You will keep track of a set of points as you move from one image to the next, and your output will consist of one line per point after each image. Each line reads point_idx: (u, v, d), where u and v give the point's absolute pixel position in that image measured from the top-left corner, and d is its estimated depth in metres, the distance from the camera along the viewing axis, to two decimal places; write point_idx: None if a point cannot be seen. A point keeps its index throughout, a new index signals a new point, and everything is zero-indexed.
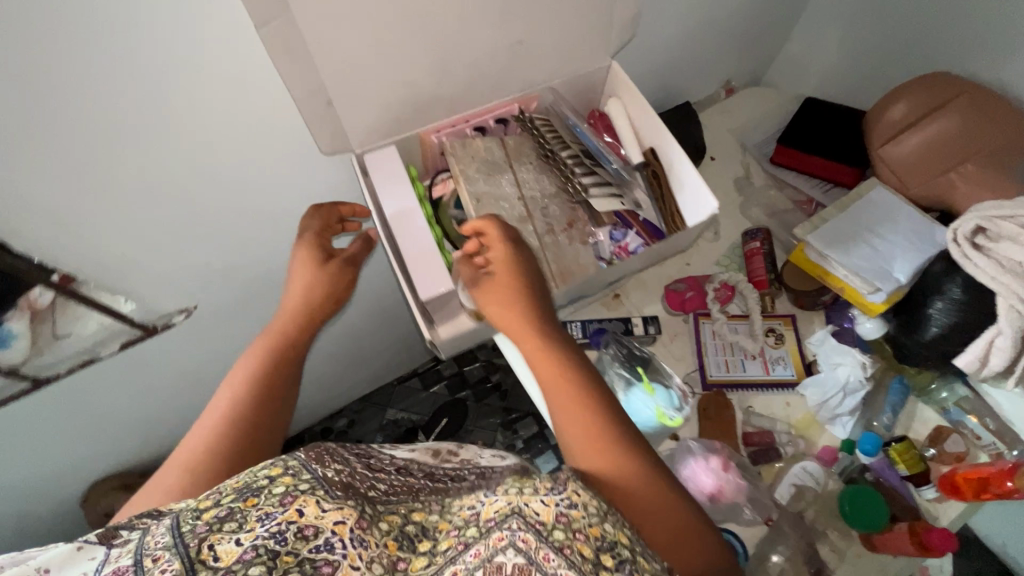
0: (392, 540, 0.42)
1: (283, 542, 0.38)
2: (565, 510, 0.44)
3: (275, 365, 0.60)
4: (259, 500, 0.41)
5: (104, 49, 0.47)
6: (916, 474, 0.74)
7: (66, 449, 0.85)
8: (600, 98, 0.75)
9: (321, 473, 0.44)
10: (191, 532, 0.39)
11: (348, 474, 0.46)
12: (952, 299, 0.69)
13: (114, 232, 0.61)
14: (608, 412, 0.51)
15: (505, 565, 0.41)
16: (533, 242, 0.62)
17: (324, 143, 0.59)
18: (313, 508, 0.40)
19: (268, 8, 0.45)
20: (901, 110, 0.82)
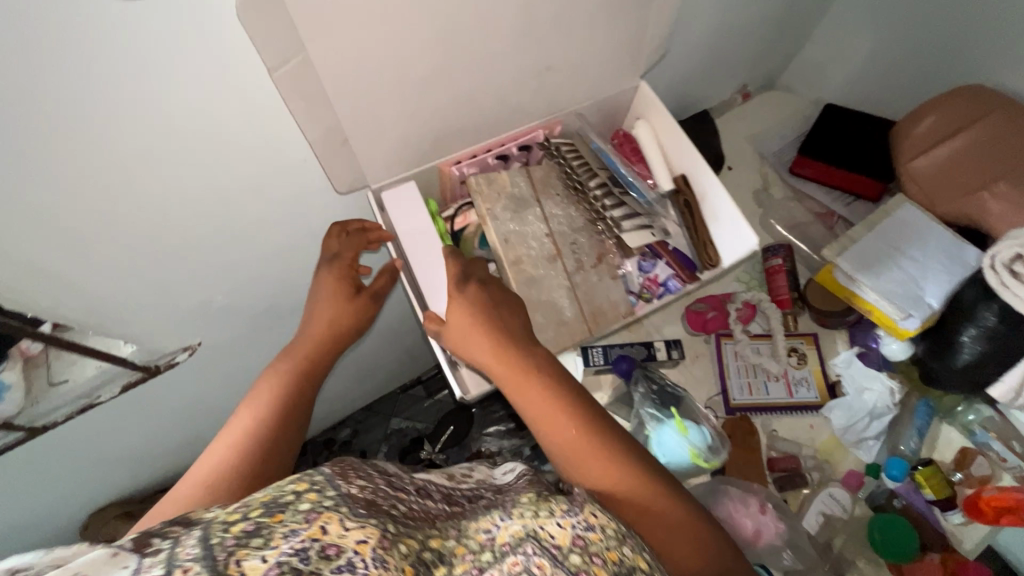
0: (410, 565, 0.33)
1: (306, 563, 0.30)
2: (582, 533, 0.37)
3: (300, 391, 0.52)
4: (284, 515, 0.32)
5: (103, 101, 0.42)
6: (944, 499, 0.74)
7: (63, 489, 0.80)
8: (625, 118, 0.71)
9: (346, 489, 0.36)
10: (218, 544, 0.30)
11: (370, 492, 0.39)
12: (986, 326, 0.68)
13: (112, 279, 0.56)
14: (591, 420, 0.47)
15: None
16: (564, 283, 0.60)
17: (341, 182, 0.59)
18: (338, 526, 0.32)
19: (282, 52, 0.43)
20: (929, 123, 0.80)
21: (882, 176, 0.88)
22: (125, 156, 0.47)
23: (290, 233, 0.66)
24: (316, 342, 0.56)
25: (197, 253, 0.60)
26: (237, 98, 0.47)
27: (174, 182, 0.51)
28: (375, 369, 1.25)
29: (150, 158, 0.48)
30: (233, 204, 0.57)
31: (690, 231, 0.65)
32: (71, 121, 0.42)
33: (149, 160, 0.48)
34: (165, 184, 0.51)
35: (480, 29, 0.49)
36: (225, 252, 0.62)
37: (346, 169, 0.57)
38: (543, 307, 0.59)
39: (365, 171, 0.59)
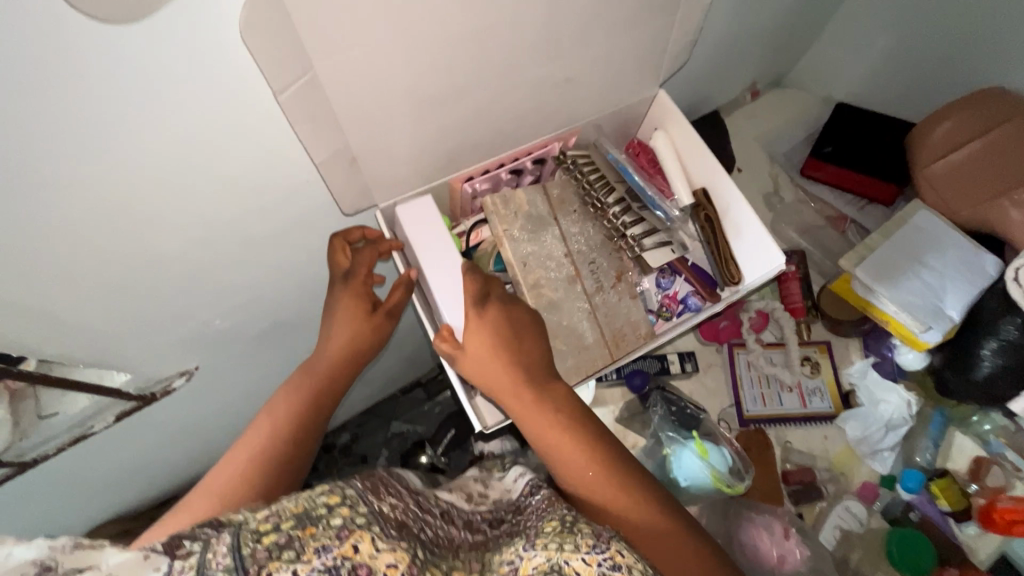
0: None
1: None
2: (609, 573, 0.36)
3: (311, 412, 0.53)
4: (316, 530, 0.37)
5: (93, 132, 0.38)
6: (959, 510, 0.73)
7: (55, 516, 0.77)
8: (641, 127, 0.68)
9: (377, 506, 0.41)
10: (251, 557, 0.35)
11: (401, 511, 0.44)
12: (1007, 340, 0.66)
13: (104, 310, 0.53)
14: (617, 459, 0.45)
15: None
16: (583, 307, 0.58)
17: (346, 203, 0.56)
18: (368, 545, 0.37)
19: (286, 73, 0.40)
20: (946, 129, 0.78)
21: (896, 180, 0.86)
22: (118, 187, 0.43)
23: (291, 252, 0.62)
24: (331, 360, 0.55)
25: (194, 278, 0.57)
26: (244, 124, 0.44)
27: (169, 210, 0.48)
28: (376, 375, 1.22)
29: (145, 188, 0.44)
30: (232, 228, 0.54)
31: (710, 247, 0.62)
32: (59, 154, 0.38)
33: (143, 190, 0.45)
34: (159, 211, 0.47)
35: (497, 43, 0.46)
36: (224, 276, 0.59)
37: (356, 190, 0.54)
38: (563, 333, 0.56)
39: (371, 192, 0.56)
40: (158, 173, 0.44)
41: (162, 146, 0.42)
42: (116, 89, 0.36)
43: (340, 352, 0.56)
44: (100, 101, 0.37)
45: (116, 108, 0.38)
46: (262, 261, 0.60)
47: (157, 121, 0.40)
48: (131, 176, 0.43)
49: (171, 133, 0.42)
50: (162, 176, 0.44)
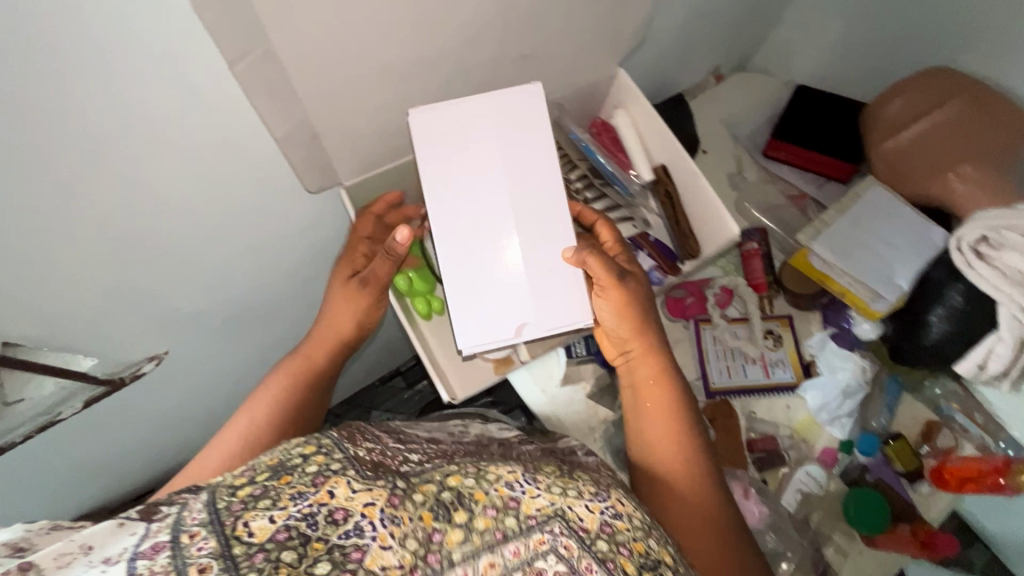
0: (427, 513, 0.44)
1: (314, 526, 0.40)
2: (610, 520, 0.48)
3: (300, 390, 0.62)
4: (292, 479, 0.43)
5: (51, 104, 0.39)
6: (911, 471, 0.77)
7: (23, 511, 0.75)
8: (603, 108, 0.69)
9: (352, 453, 0.48)
10: (227, 509, 0.40)
11: (376, 453, 0.52)
12: (953, 307, 0.70)
13: (68, 293, 0.52)
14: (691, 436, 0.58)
15: (546, 571, 0.44)
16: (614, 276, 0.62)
17: (312, 181, 0.56)
18: (344, 490, 0.43)
19: (243, 39, 0.40)
20: (898, 104, 0.82)
21: (852, 159, 0.90)
22: (79, 165, 0.43)
23: (257, 233, 0.62)
24: (323, 342, 0.64)
25: (157, 259, 0.56)
26: (208, 100, 0.44)
27: (130, 191, 0.48)
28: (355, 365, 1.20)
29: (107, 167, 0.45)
30: (197, 208, 0.54)
31: (670, 221, 0.64)
32: (21, 128, 0.39)
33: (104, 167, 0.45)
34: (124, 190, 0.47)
35: (454, 20, 0.47)
36: (191, 257, 0.59)
37: (318, 168, 0.55)
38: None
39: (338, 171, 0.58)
40: (118, 148, 0.44)
41: (123, 121, 0.42)
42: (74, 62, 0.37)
43: (329, 340, 0.63)
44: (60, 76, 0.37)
45: (75, 79, 0.38)
46: (231, 243, 0.61)
47: (118, 95, 0.41)
48: (101, 154, 0.44)
49: (130, 112, 0.42)
50: (125, 149, 0.44)
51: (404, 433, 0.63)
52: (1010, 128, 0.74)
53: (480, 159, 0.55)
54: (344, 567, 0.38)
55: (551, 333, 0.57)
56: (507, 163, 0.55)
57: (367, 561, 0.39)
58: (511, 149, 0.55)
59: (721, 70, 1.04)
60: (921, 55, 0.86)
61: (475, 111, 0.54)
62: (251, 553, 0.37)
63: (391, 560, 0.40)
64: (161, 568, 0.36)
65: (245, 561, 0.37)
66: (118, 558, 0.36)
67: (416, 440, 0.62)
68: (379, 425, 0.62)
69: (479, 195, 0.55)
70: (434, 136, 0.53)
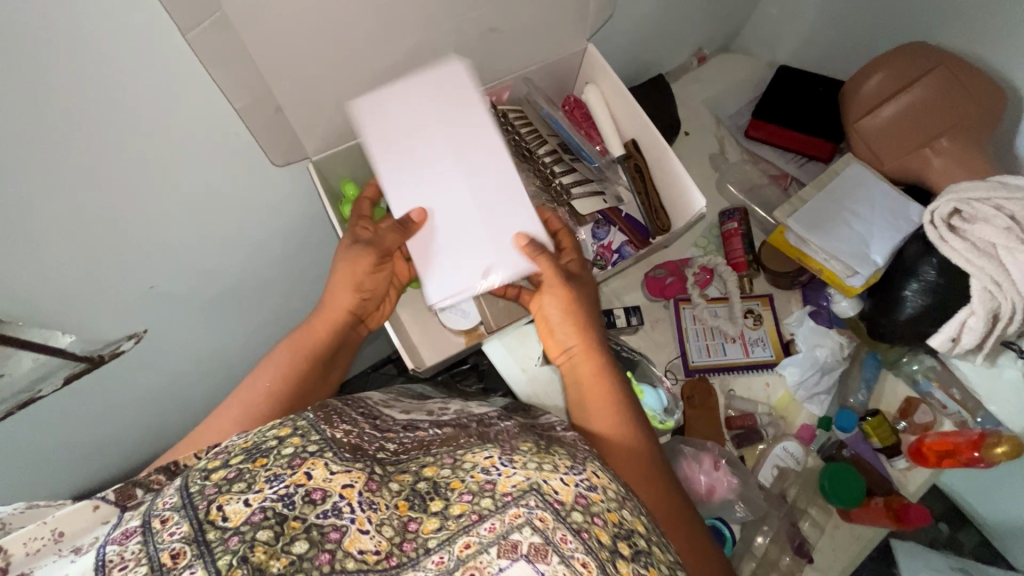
0: (402, 501, 0.43)
1: (290, 506, 0.39)
2: (584, 493, 0.46)
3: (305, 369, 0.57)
4: (267, 460, 0.42)
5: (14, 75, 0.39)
6: (889, 446, 0.77)
7: (11, 492, 0.76)
8: (575, 85, 0.70)
9: (329, 434, 0.46)
10: (200, 495, 0.39)
11: (355, 437, 0.49)
12: (928, 281, 0.70)
13: (42, 268, 0.53)
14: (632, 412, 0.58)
15: (522, 544, 0.41)
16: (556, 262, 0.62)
17: (276, 154, 0.56)
18: (322, 471, 0.42)
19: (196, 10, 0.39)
20: (876, 81, 0.81)
21: (833, 137, 0.90)
22: (45, 137, 0.44)
23: (231, 208, 0.62)
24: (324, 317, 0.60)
25: (131, 235, 0.57)
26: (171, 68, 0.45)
27: (100, 164, 0.48)
28: None
29: (75, 139, 0.45)
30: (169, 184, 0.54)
31: (641, 197, 0.65)
32: None
33: (71, 139, 0.45)
34: (93, 164, 0.48)
35: None
36: (165, 233, 0.59)
37: (279, 140, 0.54)
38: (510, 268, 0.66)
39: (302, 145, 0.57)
40: (84, 120, 0.45)
41: (84, 90, 0.42)
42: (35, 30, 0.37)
43: (339, 316, 0.60)
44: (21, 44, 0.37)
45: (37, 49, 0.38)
46: (204, 219, 0.61)
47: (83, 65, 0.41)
48: (68, 126, 0.44)
49: (95, 83, 0.43)
50: (92, 121, 0.45)
51: (378, 416, 0.57)
52: (987, 100, 0.74)
53: (426, 137, 0.56)
54: (322, 547, 0.38)
55: (516, 276, 0.57)
56: (455, 137, 0.56)
57: (345, 543, 0.38)
58: (456, 125, 0.56)
59: (703, 51, 1.04)
60: (900, 32, 0.86)
61: (410, 93, 0.55)
62: (226, 537, 0.37)
63: (368, 544, 0.39)
64: (133, 555, 0.36)
65: (220, 545, 0.36)
66: (88, 547, 0.37)
67: (393, 422, 0.57)
68: (353, 405, 0.57)
69: (434, 174, 0.57)
70: (378, 119, 0.55)
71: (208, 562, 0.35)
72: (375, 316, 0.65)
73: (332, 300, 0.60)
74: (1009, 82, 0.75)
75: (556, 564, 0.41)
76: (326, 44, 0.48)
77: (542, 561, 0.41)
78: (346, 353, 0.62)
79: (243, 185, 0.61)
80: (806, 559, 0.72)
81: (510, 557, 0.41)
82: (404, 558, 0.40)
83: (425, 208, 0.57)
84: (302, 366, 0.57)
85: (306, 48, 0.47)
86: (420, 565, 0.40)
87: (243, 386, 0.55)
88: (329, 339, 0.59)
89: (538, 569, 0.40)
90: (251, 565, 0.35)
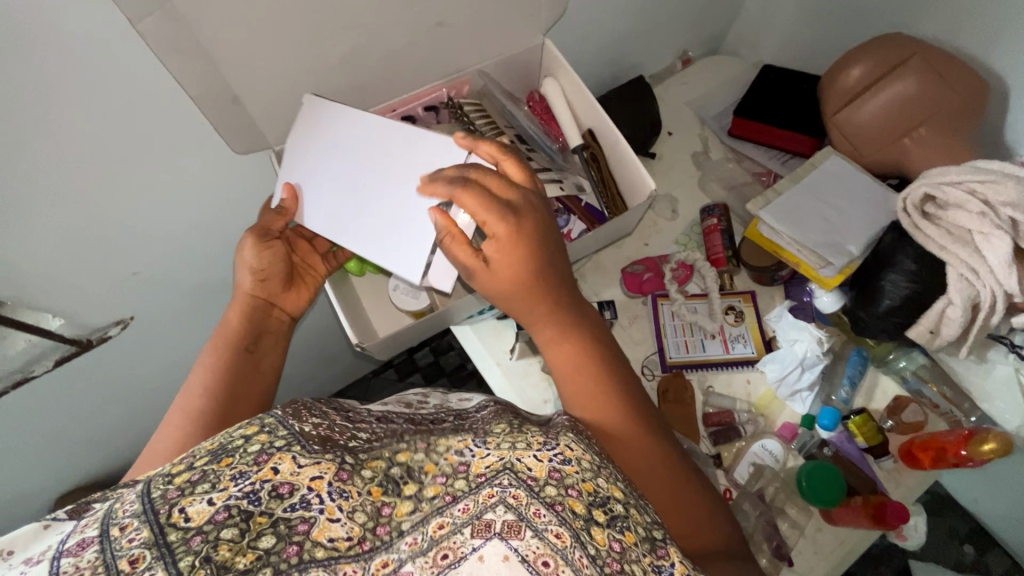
0: (376, 486, 0.39)
1: (257, 502, 0.35)
2: (558, 466, 0.41)
3: (232, 365, 0.58)
4: (233, 459, 0.37)
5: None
6: (875, 446, 0.74)
7: (12, 474, 0.80)
8: (537, 79, 0.77)
9: (298, 428, 0.41)
10: (161, 498, 0.35)
11: (326, 428, 0.43)
12: (905, 270, 0.67)
13: (29, 255, 0.57)
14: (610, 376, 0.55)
15: (495, 522, 0.37)
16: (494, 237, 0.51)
17: (236, 143, 0.61)
18: (290, 465, 0.37)
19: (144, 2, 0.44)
20: (858, 73, 0.79)
21: (815, 132, 0.89)
22: (25, 125, 0.48)
23: (207, 199, 0.67)
24: (235, 310, 0.62)
25: (113, 223, 0.61)
26: (136, 64, 0.49)
27: (79, 154, 0.52)
28: (339, 354, 1.22)
29: (53, 127, 0.49)
30: (145, 174, 0.59)
31: (597, 184, 0.72)
32: None
33: (52, 127, 0.49)
34: (71, 152, 0.52)
35: None
36: (146, 221, 0.63)
37: (242, 129, 0.60)
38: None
39: (264, 135, 0.63)
40: (63, 115, 0.49)
41: (56, 87, 0.47)
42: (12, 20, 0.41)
43: (247, 300, 0.62)
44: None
45: (12, 38, 0.42)
46: (183, 208, 0.65)
47: (54, 55, 0.45)
48: (45, 119, 0.48)
49: (66, 72, 0.46)
50: (70, 109, 0.49)
51: (352, 412, 0.52)
52: (969, 88, 0.71)
53: (322, 175, 0.62)
54: (290, 540, 0.34)
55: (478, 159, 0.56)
56: (340, 150, 0.62)
57: (314, 534, 0.35)
58: (339, 141, 0.62)
59: (688, 54, 1.05)
60: (877, 25, 0.86)
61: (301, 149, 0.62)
62: (187, 537, 0.33)
63: (340, 531, 0.35)
64: (88, 564, 0.31)
65: (181, 546, 0.32)
66: (40, 557, 0.33)
67: (366, 418, 0.52)
68: (326, 402, 0.51)
69: (347, 180, 0.61)
70: (303, 161, 0.63)
71: (169, 564, 0.32)
72: (298, 300, 0.66)
73: (239, 291, 0.62)
74: (986, 68, 0.73)
75: (529, 539, 0.37)
76: (275, 30, 0.52)
77: (515, 536, 0.37)
78: (277, 338, 0.63)
79: (216, 176, 0.65)
80: (785, 561, 0.69)
81: (483, 535, 0.37)
82: (377, 542, 0.36)
83: (363, 215, 0.60)
84: (225, 355, 0.58)
85: (254, 36, 0.51)
86: (394, 548, 0.36)
87: (180, 394, 0.56)
88: (244, 321, 0.61)
89: (511, 546, 0.36)
90: (215, 565, 0.32)
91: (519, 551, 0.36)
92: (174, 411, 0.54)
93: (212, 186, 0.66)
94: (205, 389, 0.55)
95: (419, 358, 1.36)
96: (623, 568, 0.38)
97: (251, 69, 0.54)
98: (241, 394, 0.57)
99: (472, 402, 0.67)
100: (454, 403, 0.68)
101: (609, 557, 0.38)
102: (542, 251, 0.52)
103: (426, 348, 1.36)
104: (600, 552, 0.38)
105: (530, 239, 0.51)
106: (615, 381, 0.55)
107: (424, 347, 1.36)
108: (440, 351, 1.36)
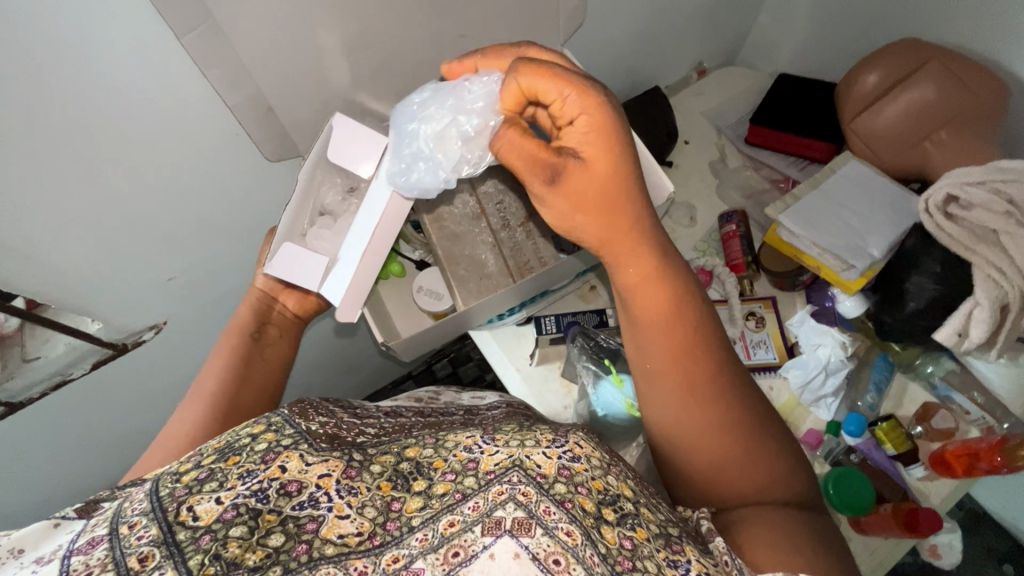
0: (386, 481, 0.40)
1: (264, 500, 0.36)
2: (568, 463, 0.42)
3: (242, 362, 0.62)
4: (240, 458, 0.38)
5: (46, 79, 0.46)
6: (905, 454, 0.72)
7: (46, 477, 0.82)
8: None
9: (304, 427, 0.42)
10: (170, 496, 0.36)
11: (333, 426, 0.45)
12: (931, 273, 0.67)
13: (71, 260, 0.60)
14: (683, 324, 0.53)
15: (505, 520, 0.38)
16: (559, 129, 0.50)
17: (269, 150, 0.64)
18: (297, 463, 0.38)
19: (188, 16, 0.47)
20: (873, 80, 0.79)
21: (832, 138, 0.89)
22: (71, 134, 0.51)
23: (238, 207, 0.69)
24: (247, 308, 0.66)
25: (148, 230, 0.64)
26: (170, 75, 0.52)
27: (116, 162, 0.55)
28: (360, 363, 1.23)
29: (97, 135, 0.52)
30: (182, 183, 0.62)
31: None
32: (24, 103, 0.47)
33: (95, 137, 0.52)
34: (110, 161, 0.55)
35: None
36: (180, 228, 0.66)
37: (274, 138, 0.62)
38: (465, 259, 0.70)
39: (293, 143, 0.65)
40: (104, 126, 0.52)
41: (97, 95, 0.50)
42: (65, 32, 0.45)
43: (257, 296, 0.66)
44: (45, 48, 0.45)
45: (62, 52, 0.46)
46: (215, 216, 0.68)
47: (97, 66, 0.48)
48: (86, 128, 0.51)
49: (109, 81, 0.49)
50: (111, 120, 0.52)
51: (359, 408, 0.54)
52: (991, 89, 0.71)
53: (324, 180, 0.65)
54: (298, 539, 0.35)
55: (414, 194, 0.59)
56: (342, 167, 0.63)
57: (322, 532, 0.35)
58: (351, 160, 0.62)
59: (703, 65, 1.07)
60: (893, 31, 0.86)
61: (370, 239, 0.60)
62: (196, 536, 0.33)
63: (349, 528, 0.36)
64: (97, 562, 0.32)
65: (190, 544, 0.33)
66: (50, 556, 0.33)
67: (374, 414, 0.53)
68: (336, 402, 0.52)
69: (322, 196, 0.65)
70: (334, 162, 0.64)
71: (178, 563, 0.32)
72: (304, 302, 0.69)
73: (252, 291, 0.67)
74: (1004, 69, 0.74)
75: (539, 537, 0.37)
76: (302, 42, 0.55)
77: (526, 534, 0.37)
78: (283, 333, 0.67)
79: (247, 185, 0.68)
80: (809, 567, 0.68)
81: (493, 534, 0.37)
82: (387, 537, 0.36)
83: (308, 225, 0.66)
84: (237, 351, 0.62)
85: (283, 48, 0.54)
86: (404, 544, 0.36)
87: (195, 387, 0.59)
88: (251, 313, 0.65)
89: (522, 543, 0.37)
90: (224, 561, 0.33)
91: (530, 548, 0.37)
92: (193, 390, 0.60)
93: (242, 194, 0.68)
94: (234, 380, 0.60)
95: (438, 369, 1.36)
96: (637, 565, 0.38)
97: (284, 80, 0.57)
98: (249, 387, 0.60)
99: (486, 400, 0.68)
100: (467, 400, 0.69)
101: (620, 555, 0.38)
102: (628, 164, 0.49)
103: (445, 359, 1.36)
104: (610, 550, 0.38)
105: (599, 141, 0.48)
106: (688, 331, 0.53)
107: (442, 359, 1.36)
108: (458, 363, 1.36)
